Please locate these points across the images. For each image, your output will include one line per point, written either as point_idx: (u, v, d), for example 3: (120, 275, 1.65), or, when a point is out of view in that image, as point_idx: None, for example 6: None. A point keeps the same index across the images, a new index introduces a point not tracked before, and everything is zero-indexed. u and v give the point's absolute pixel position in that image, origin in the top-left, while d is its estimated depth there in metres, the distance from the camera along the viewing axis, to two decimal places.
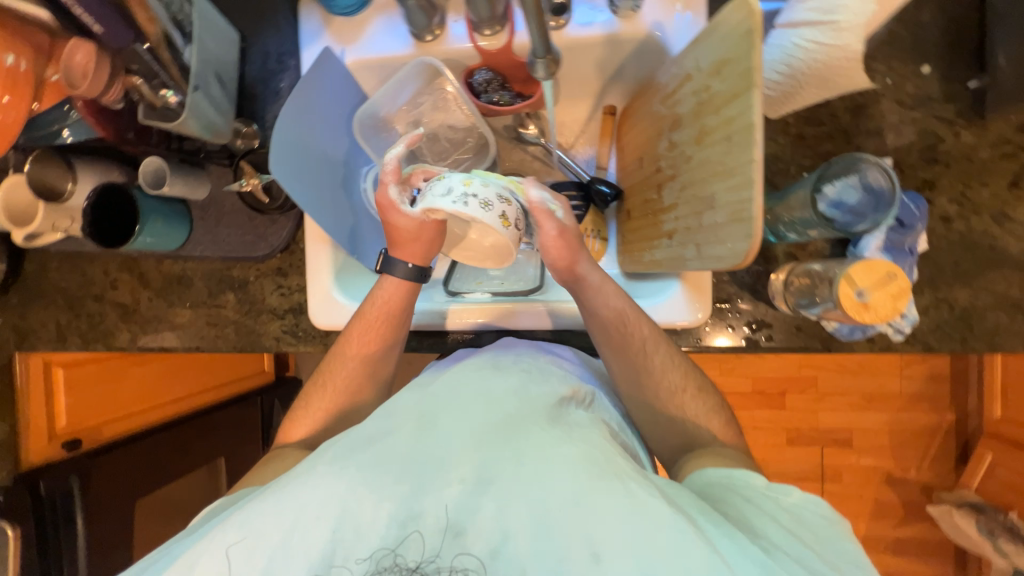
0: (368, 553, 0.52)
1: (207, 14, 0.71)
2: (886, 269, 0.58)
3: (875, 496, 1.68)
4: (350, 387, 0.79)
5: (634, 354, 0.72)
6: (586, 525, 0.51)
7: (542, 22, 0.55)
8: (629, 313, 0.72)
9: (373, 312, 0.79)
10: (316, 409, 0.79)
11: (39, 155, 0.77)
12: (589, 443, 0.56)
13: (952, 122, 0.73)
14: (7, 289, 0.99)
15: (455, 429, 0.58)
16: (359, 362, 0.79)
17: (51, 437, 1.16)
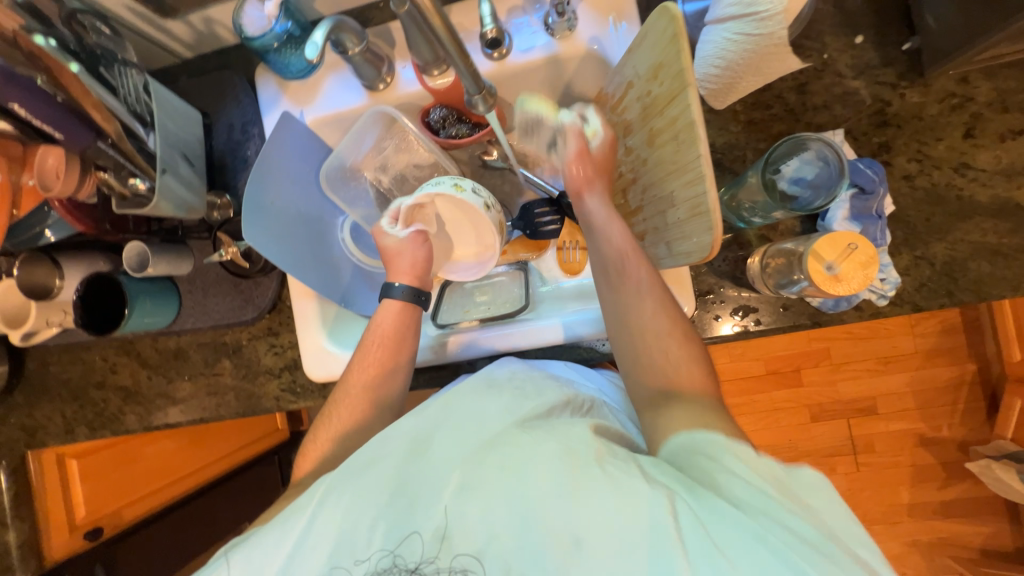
0: (368, 556, 0.55)
1: (164, 100, 0.74)
2: (847, 240, 0.65)
3: (911, 461, 1.63)
4: (353, 416, 0.75)
5: (624, 290, 0.67)
6: (567, 513, 0.51)
7: (470, 63, 0.58)
8: (629, 249, 0.68)
9: (374, 338, 0.79)
10: (322, 441, 0.75)
11: (26, 257, 0.80)
12: (570, 436, 0.57)
13: (895, 85, 0.75)
14: (12, 390, 1.01)
15: (450, 442, 0.62)
16: (365, 387, 0.76)
17: (72, 529, 1.16)
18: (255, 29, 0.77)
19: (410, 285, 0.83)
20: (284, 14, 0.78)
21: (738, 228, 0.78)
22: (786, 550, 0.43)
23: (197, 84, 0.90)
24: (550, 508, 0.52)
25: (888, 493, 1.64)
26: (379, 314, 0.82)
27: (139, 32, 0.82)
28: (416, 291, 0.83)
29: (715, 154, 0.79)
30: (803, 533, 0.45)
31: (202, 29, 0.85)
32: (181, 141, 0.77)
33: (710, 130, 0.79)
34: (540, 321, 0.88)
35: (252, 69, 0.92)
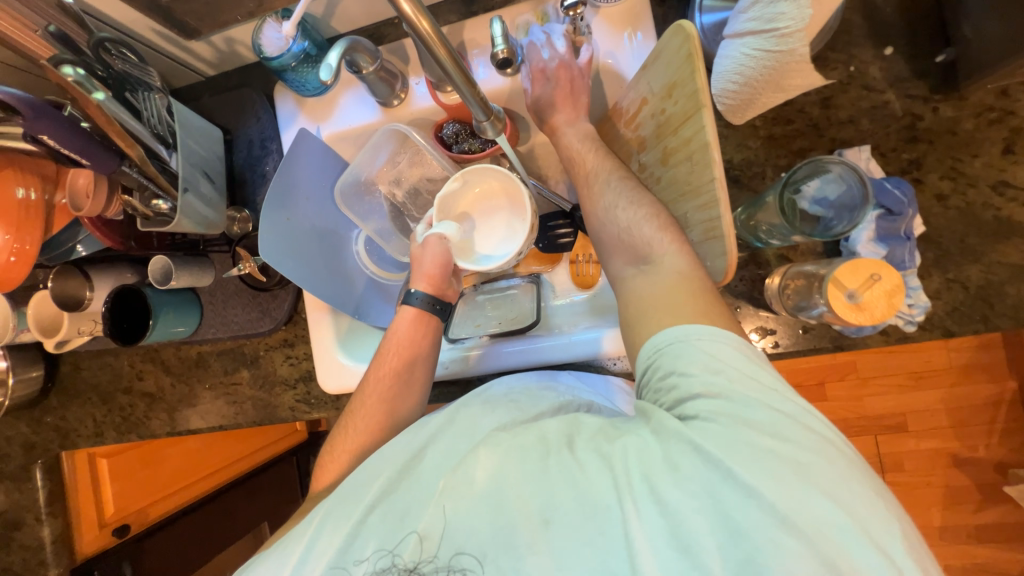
0: (367, 557, 0.57)
1: (186, 120, 0.76)
2: (871, 269, 0.62)
3: (945, 483, 1.53)
4: (370, 428, 0.74)
5: (638, 241, 0.64)
6: (540, 496, 0.52)
7: (479, 93, 0.58)
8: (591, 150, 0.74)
9: (390, 348, 0.78)
10: (339, 452, 0.74)
11: (60, 270, 0.84)
12: (546, 429, 0.56)
13: (927, 98, 0.71)
14: (46, 393, 1.06)
15: (440, 445, 0.63)
16: (381, 399, 0.75)
17: (101, 525, 1.22)
18: (274, 49, 0.79)
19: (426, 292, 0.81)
20: (302, 35, 0.80)
21: (757, 247, 0.75)
22: (729, 463, 0.46)
23: (219, 100, 0.92)
24: (524, 494, 0.53)
25: (917, 514, 1.55)
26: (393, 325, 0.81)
27: (164, 53, 0.85)
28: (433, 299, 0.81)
29: (733, 171, 0.77)
30: (754, 425, 0.47)
31: (224, 48, 0.88)
32: (202, 160, 0.80)
33: (727, 146, 0.77)
34: (552, 338, 0.88)
35: (271, 85, 0.94)
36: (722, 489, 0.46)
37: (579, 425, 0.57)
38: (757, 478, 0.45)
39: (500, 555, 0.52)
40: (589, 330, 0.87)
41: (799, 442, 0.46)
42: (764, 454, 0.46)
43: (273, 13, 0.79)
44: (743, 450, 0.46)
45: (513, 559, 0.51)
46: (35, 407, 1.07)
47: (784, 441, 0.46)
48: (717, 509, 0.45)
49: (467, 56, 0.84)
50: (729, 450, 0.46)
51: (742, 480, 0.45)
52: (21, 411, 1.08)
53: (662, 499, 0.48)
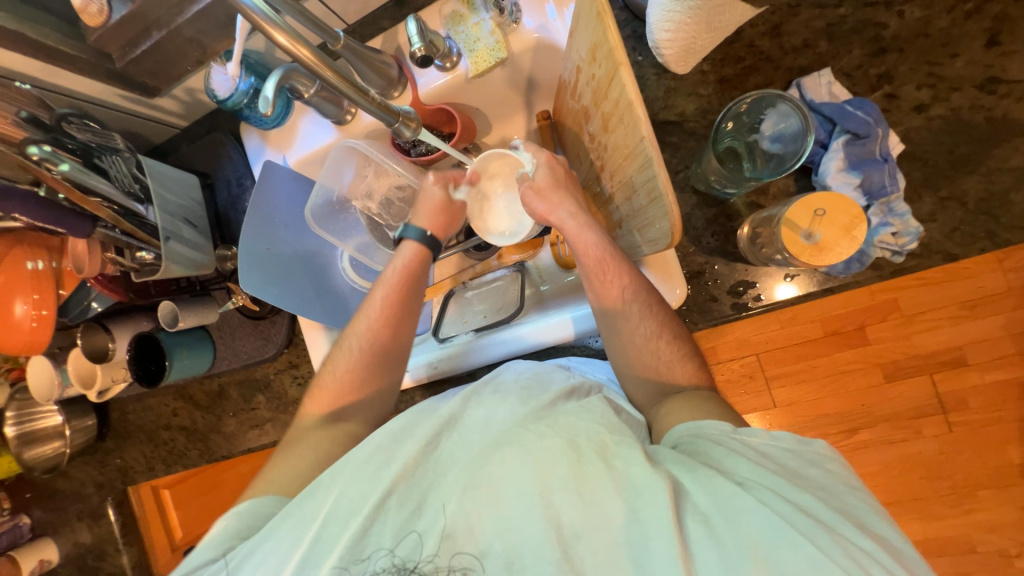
0: (371, 557, 0.55)
1: (158, 172, 0.81)
2: (818, 203, 0.61)
3: (1017, 415, 1.30)
4: (376, 353, 0.78)
5: (612, 305, 0.68)
6: (572, 507, 0.51)
7: (376, 97, 0.61)
8: (610, 259, 0.67)
9: (393, 277, 0.81)
10: (343, 372, 0.77)
11: (84, 328, 0.91)
12: (574, 429, 0.57)
13: (890, 4, 0.65)
14: (105, 437, 1.18)
15: (459, 451, 0.61)
16: (389, 324, 0.79)
17: (174, 548, 1.31)
18: (224, 91, 0.83)
19: (424, 228, 0.83)
20: (247, 71, 0.83)
21: (725, 199, 0.71)
22: (790, 529, 0.44)
23: (194, 148, 0.98)
24: (554, 501, 0.52)
25: (991, 454, 1.32)
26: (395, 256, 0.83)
27: (136, 114, 0.91)
28: (431, 236, 0.83)
29: (687, 123, 0.73)
30: (811, 508, 0.46)
31: (187, 99, 0.93)
32: (181, 208, 0.86)
33: (679, 98, 0.73)
34: (540, 321, 0.88)
35: (238, 125, 0.99)
36: (783, 556, 0.43)
37: (614, 431, 0.57)
38: (823, 552, 0.42)
39: (526, 563, 0.50)
40: (573, 312, 0.86)
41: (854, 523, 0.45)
42: (826, 534, 0.44)
43: (217, 57, 0.83)
44: (804, 520, 0.44)
45: (537, 568, 0.49)
46: (97, 451, 1.20)
47: (842, 521, 0.45)
48: (776, 569, 0.43)
49: (405, 59, 0.84)
50: (787, 515, 0.45)
51: (802, 546, 0.43)
52: (87, 455, 1.21)
53: (712, 546, 0.46)
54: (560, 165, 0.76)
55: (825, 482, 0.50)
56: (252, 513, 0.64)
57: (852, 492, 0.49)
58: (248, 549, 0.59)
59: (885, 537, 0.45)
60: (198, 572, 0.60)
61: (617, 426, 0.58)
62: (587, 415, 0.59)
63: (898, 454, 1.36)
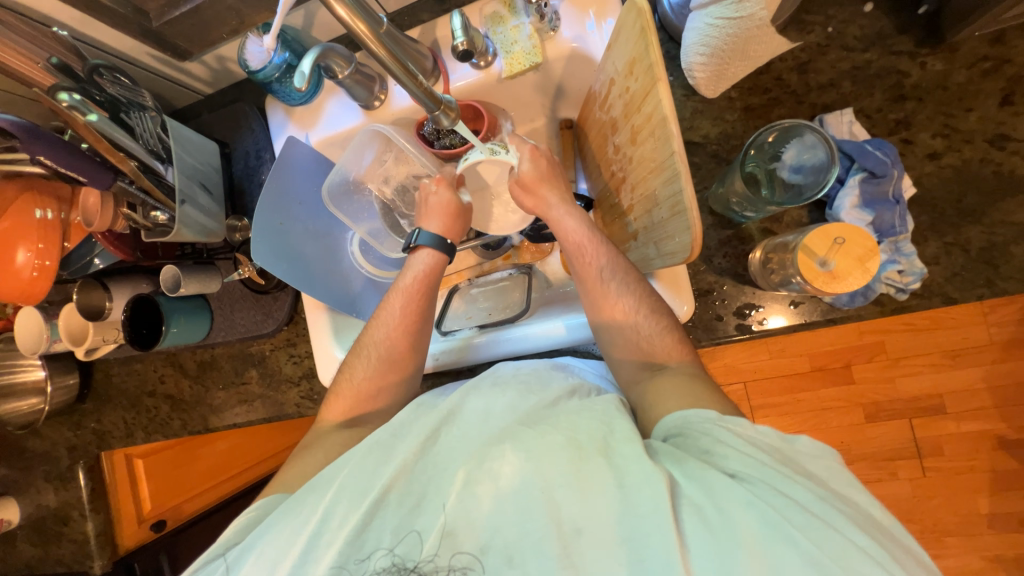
0: (371, 557, 0.54)
1: (180, 135, 0.81)
2: (838, 233, 0.63)
3: (990, 466, 1.33)
4: (393, 361, 0.78)
5: (590, 285, 0.72)
6: (572, 502, 0.51)
7: (423, 83, 0.61)
8: (588, 244, 0.73)
9: (412, 284, 0.81)
10: (362, 381, 0.77)
11: (83, 283, 0.90)
12: (575, 426, 0.57)
13: (914, 54, 0.68)
14: (84, 399, 1.15)
15: (458, 445, 0.60)
16: (408, 332, 0.79)
17: (140, 520, 1.29)
18: (256, 62, 0.82)
19: (437, 233, 0.84)
20: (282, 46, 0.83)
21: (740, 222, 0.73)
22: (786, 524, 0.44)
23: (216, 116, 0.97)
24: (555, 498, 0.52)
25: (961, 502, 1.35)
26: (411, 264, 0.84)
27: (163, 75, 0.91)
28: (444, 240, 0.83)
29: (710, 146, 0.75)
30: (806, 502, 0.46)
31: (216, 66, 0.93)
32: (199, 172, 0.85)
33: (704, 120, 0.75)
34: (538, 324, 0.89)
35: (263, 99, 0.99)
36: (779, 550, 0.43)
37: (612, 426, 0.56)
38: (819, 549, 0.43)
39: (527, 559, 0.51)
40: (566, 319, 0.87)
41: (848, 519, 0.45)
42: (824, 527, 0.44)
43: (255, 28, 0.82)
44: (798, 513, 0.45)
45: (538, 564, 0.50)
46: (74, 412, 1.16)
47: (838, 516, 0.45)
48: (774, 566, 0.43)
49: (440, 53, 0.85)
50: (782, 510, 0.45)
51: (798, 542, 0.43)
52: (62, 416, 1.17)
53: (710, 541, 0.46)
54: (544, 158, 0.79)
55: (815, 475, 0.50)
56: (256, 517, 0.64)
57: (844, 491, 0.49)
58: (247, 543, 0.59)
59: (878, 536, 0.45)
60: (202, 568, 0.60)
61: (613, 417, 0.58)
62: (591, 415, 0.58)
63: (874, 494, 1.37)
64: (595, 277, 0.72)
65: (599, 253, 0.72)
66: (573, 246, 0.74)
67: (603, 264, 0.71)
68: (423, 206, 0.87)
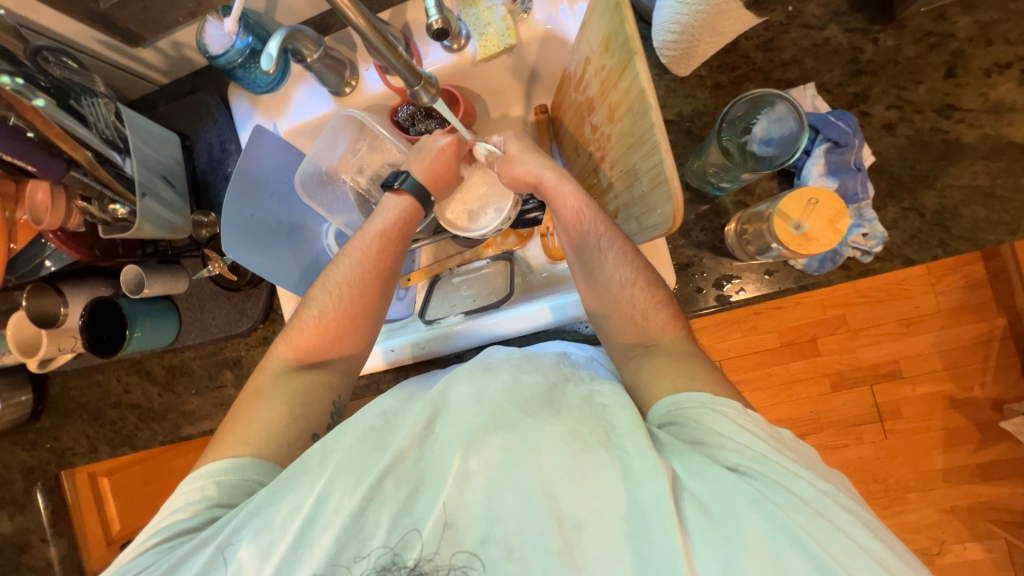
0: (368, 552, 0.53)
1: (137, 125, 0.77)
2: (811, 196, 0.66)
3: (943, 424, 1.43)
4: (363, 303, 0.77)
5: (589, 252, 0.72)
6: (574, 496, 0.51)
7: (403, 55, 0.58)
8: (587, 211, 0.72)
9: (386, 226, 0.80)
10: (330, 320, 0.76)
11: (32, 289, 0.83)
12: (577, 420, 0.56)
13: (867, 31, 0.72)
14: (39, 416, 1.06)
15: (451, 434, 0.58)
16: (379, 274, 0.78)
17: (109, 542, 1.22)
18: (218, 48, 0.78)
19: (421, 181, 0.82)
20: (245, 30, 0.79)
21: (715, 197, 0.76)
22: (794, 524, 0.46)
23: (174, 107, 0.92)
24: (555, 490, 0.52)
25: (919, 459, 1.44)
26: (386, 206, 0.82)
27: (115, 64, 0.86)
28: (425, 189, 0.82)
29: (684, 123, 0.77)
30: (809, 498, 0.48)
31: (173, 54, 0.88)
32: (159, 165, 0.81)
33: (677, 98, 0.77)
34: (523, 307, 0.88)
35: (226, 87, 0.95)
36: (785, 551, 0.45)
37: (612, 420, 0.57)
38: (824, 548, 0.44)
39: (526, 552, 0.51)
40: (552, 300, 0.87)
41: (852, 519, 0.47)
42: (827, 526, 0.46)
43: (214, 11, 0.79)
44: (805, 515, 0.46)
45: (539, 558, 0.50)
46: (29, 431, 1.07)
47: (838, 512, 0.48)
48: (778, 566, 0.44)
49: (412, 36, 0.84)
50: (789, 511, 0.46)
51: (805, 543, 0.45)
52: (15, 436, 1.08)
53: (713, 535, 0.47)
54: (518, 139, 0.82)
55: (813, 470, 0.52)
56: (227, 480, 0.62)
57: (839, 488, 0.52)
58: (236, 522, 0.56)
59: (864, 515, 0.49)
60: (181, 540, 0.58)
61: (613, 411, 0.58)
62: (590, 410, 0.59)
63: (842, 458, 1.46)
64: (595, 247, 0.71)
65: (600, 223, 0.71)
66: (576, 217, 0.72)
67: (603, 235, 0.71)
68: (418, 153, 0.84)
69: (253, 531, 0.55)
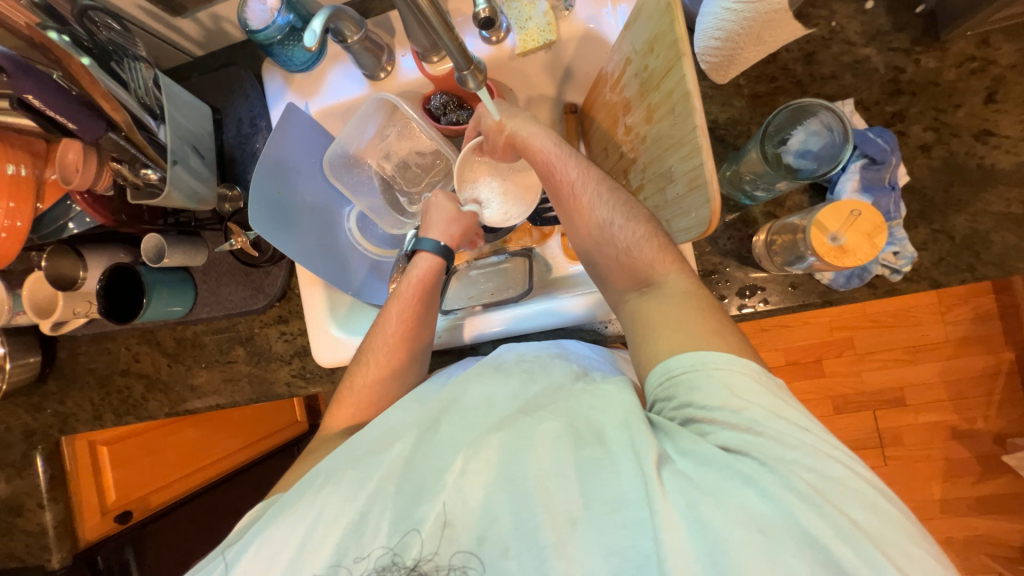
0: (369, 553, 0.53)
1: (174, 93, 0.77)
2: (851, 209, 0.65)
3: (945, 454, 1.42)
4: (393, 360, 0.75)
5: (565, 200, 0.72)
6: (567, 492, 0.51)
7: (457, 38, 0.58)
8: (555, 159, 0.72)
9: (408, 288, 0.79)
10: (361, 388, 0.74)
11: (53, 249, 0.83)
12: (574, 415, 0.56)
13: (909, 51, 0.72)
14: (46, 379, 1.06)
15: (452, 438, 0.58)
16: (406, 333, 0.76)
17: (104, 512, 1.19)
18: (259, 23, 0.79)
19: (442, 241, 0.83)
20: (286, 7, 0.79)
21: (745, 206, 0.76)
22: (783, 501, 0.45)
23: (207, 80, 0.92)
24: (551, 488, 0.51)
25: (918, 488, 1.43)
26: (410, 268, 0.82)
27: (153, 32, 0.86)
28: (449, 247, 0.83)
29: (718, 130, 0.77)
30: (803, 469, 0.47)
31: (211, 26, 0.89)
32: (191, 135, 0.81)
33: (713, 105, 0.78)
34: (543, 303, 0.88)
35: (260, 64, 0.95)
36: (777, 529, 0.44)
37: (607, 411, 0.55)
38: (814, 522, 0.44)
39: (521, 549, 0.50)
40: (573, 299, 0.86)
41: (849, 489, 0.46)
42: (820, 501, 0.44)
43: None
44: (797, 488, 0.45)
45: (532, 554, 0.50)
46: (34, 393, 1.07)
47: (835, 487, 0.46)
48: (771, 547, 0.43)
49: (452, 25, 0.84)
50: (778, 487, 0.45)
51: (796, 521, 0.44)
52: (20, 397, 1.08)
53: (705, 517, 0.46)
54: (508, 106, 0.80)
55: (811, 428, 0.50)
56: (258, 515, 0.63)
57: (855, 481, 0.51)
58: (245, 539, 0.57)
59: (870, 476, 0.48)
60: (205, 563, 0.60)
61: (609, 403, 0.56)
62: (587, 397, 0.58)
63: None
64: (570, 194, 0.71)
65: (571, 166, 0.71)
66: (546, 165, 0.73)
67: (577, 179, 0.71)
68: (425, 215, 0.87)
69: (254, 552, 0.55)
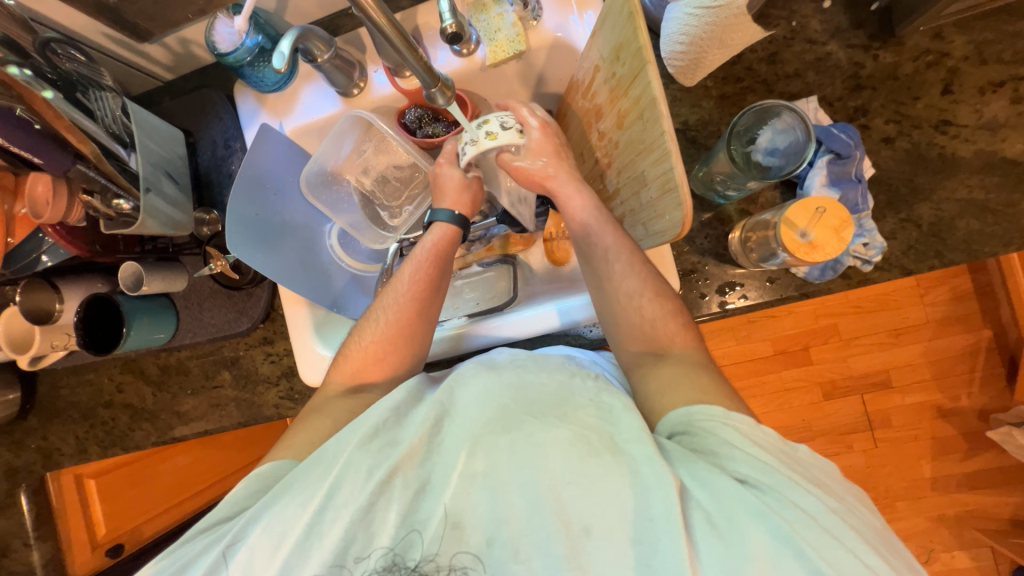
0: (370, 553, 0.53)
1: (145, 120, 0.77)
2: (817, 205, 0.67)
3: (931, 433, 1.45)
4: (402, 323, 0.75)
5: (596, 262, 0.72)
6: (578, 500, 0.51)
7: (423, 56, 0.59)
8: (593, 223, 0.72)
9: (422, 254, 0.79)
10: (369, 344, 0.74)
11: (27, 283, 0.82)
12: (585, 424, 0.56)
13: (867, 47, 0.75)
14: (27, 415, 1.04)
15: (458, 438, 0.58)
16: (418, 298, 0.76)
17: (94, 546, 1.19)
18: (227, 45, 0.78)
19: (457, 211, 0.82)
20: (254, 29, 0.79)
21: (719, 204, 0.77)
22: (798, 538, 0.44)
23: (179, 104, 0.92)
24: (562, 494, 0.52)
25: (908, 468, 1.46)
26: (425, 239, 0.81)
27: (119, 58, 0.85)
28: (462, 218, 0.82)
29: (690, 132, 0.79)
30: (815, 511, 0.47)
31: (179, 50, 0.88)
32: (164, 161, 0.80)
33: (683, 107, 0.79)
34: (528, 310, 0.88)
35: (231, 85, 0.94)
36: (789, 565, 0.44)
37: (617, 424, 0.56)
38: (827, 562, 0.43)
39: (531, 553, 0.51)
40: (558, 304, 0.87)
41: (860, 537, 0.46)
42: (831, 540, 0.45)
43: (224, 9, 0.79)
44: (812, 530, 0.45)
45: (544, 559, 0.50)
46: (15, 430, 1.04)
47: (845, 529, 0.46)
48: None
49: (422, 39, 0.84)
50: (795, 526, 0.45)
51: (810, 559, 0.43)
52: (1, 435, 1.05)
53: (719, 549, 0.46)
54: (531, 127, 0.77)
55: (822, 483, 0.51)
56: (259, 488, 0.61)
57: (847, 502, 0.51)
58: (250, 515, 0.56)
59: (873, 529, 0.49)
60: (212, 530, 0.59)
61: (619, 415, 0.57)
62: (598, 412, 0.58)
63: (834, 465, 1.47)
64: (602, 258, 0.71)
65: (608, 233, 0.72)
66: (573, 222, 0.75)
67: (611, 245, 0.71)
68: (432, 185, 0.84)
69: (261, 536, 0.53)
